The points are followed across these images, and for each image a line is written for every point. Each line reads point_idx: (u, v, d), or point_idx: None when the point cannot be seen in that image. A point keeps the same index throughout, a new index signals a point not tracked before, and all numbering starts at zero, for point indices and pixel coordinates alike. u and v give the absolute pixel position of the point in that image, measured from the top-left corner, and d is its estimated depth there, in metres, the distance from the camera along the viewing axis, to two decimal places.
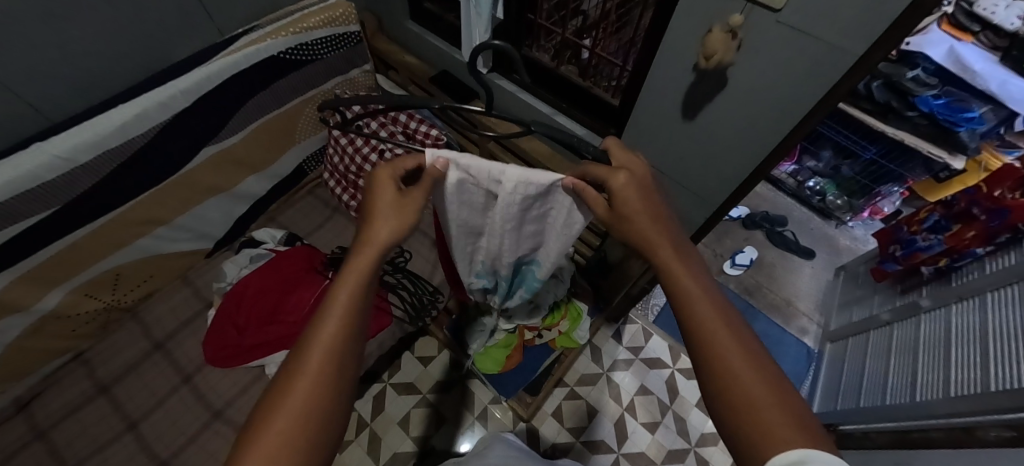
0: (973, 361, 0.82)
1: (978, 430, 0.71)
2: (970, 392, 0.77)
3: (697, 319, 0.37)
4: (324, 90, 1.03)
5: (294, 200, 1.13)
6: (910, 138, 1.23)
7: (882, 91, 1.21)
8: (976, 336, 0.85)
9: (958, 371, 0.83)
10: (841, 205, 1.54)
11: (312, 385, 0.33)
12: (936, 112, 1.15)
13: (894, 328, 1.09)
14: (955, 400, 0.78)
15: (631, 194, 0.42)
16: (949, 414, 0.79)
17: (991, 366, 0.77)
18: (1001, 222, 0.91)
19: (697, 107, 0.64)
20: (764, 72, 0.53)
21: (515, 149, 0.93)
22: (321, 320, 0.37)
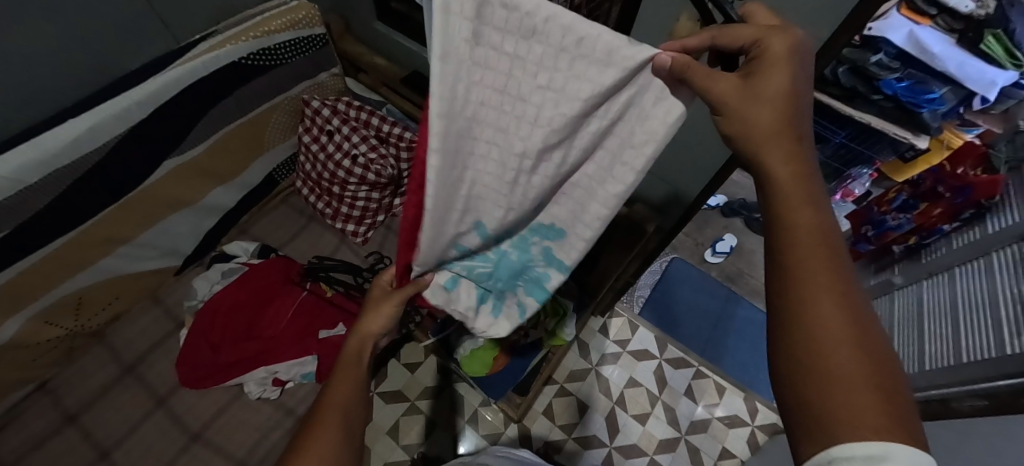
0: (945, 334, 0.86)
1: (951, 401, 0.74)
2: (946, 365, 0.81)
3: (803, 257, 0.30)
4: (292, 96, 0.99)
5: (267, 210, 1.09)
6: (877, 122, 1.25)
7: (848, 76, 1.24)
8: (947, 309, 0.89)
9: (932, 344, 0.88)
10: None
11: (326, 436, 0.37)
12: (900, 95, 1.19)
13: (869, 305, 1.14)
14: (931, 374, 0.83)
15: (779, 71, 0.29)
16: (925, 386, 0.83)
17: (963, 339, 0.81)
18: (965, 199, 0.93)
19: None
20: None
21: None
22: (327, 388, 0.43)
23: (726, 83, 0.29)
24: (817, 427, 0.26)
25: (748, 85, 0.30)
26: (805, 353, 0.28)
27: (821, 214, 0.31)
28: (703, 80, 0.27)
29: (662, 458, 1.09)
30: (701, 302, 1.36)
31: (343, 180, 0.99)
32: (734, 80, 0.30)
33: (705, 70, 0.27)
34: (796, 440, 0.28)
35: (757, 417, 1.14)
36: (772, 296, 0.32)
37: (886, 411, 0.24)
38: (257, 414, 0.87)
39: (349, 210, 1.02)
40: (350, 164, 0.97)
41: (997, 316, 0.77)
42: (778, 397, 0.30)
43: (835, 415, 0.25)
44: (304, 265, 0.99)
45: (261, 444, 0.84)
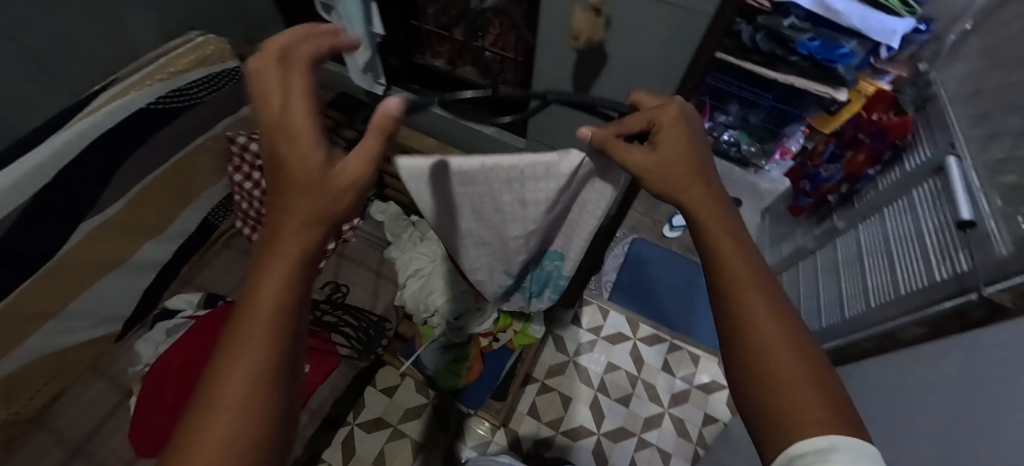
0: (884, 270, 0.92)
1: (899, 334, 0.79)
2: (889, 300, 0.87)
3: (733, 276, 0.33)
4: (214, 135, 0.95)
5: (209, 256, 1.04)
6: (799, 81, 1.34)
7: (766, 42, 1.31)
8: (881, 247, 0.95)
9: (874, 282, 0.93)
10: (756, 152, 1.65)
11: (248, 377, 0.25)
12: (815, 53, 1.26)
13: (816, 255, 1.19)
14: (881, 309, 0.88)
15: (677, 133, 0.35)
16: (876, 323, 0.88)
17: (901, 274, 0.87)
18: (882, 142, 1.00)
19: (585, 88, 0.63)
20: (635, 44, 0.53)
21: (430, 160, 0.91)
22: (250, 290, 0.27)
23: (643, 153, 0.36)
24: (773, 431, 0.28)
25: (657, 152, 0.36)
26: (752, 361, 0.30)
27: (737, 238, 0.35)
28: (617, 153, 0.36)
29: (649, 436, 1.11)
30: (665, 276, 1.39)
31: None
32: (643, 151, 0.36)
33: (618, 143, 0.36)
34: (758, 443, 0.29)
35: None
36: (714, 309, 0.35)
37: (829, 408, 0.27)
38: None
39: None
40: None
41: (926, 246, 0.83)
42: (739, 407, 0.32)
43: (788, 418, 0.26)
44: None
45: None
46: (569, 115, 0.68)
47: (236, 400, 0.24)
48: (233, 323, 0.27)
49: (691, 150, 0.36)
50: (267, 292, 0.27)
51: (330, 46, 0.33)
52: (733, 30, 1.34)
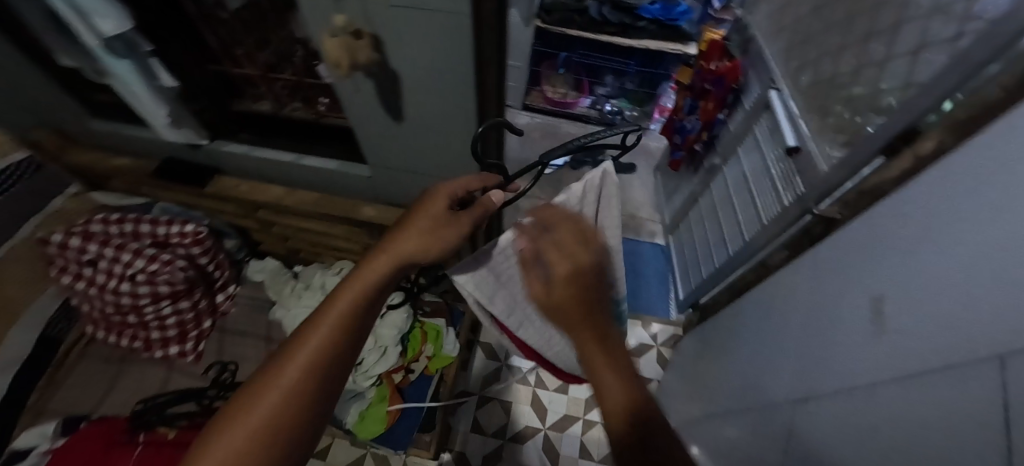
0: (749, 203, 0.99)
1: (769, 260, 0.86)
2: (755, 229, 0.94)
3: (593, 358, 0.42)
4: (20, 240, 0.83)
5: (64, 374, 0.91)
6: (652, 43, 1.40)
7: (613, 13, 1.37)
8: (743, 183, 1.03)
9: (744, 216, 1.01)
10: (638, 115, 1.75)
11: (288, 389, 0.41)
12: (658, 17, 1.35)
13: (699, 203, 1.26)
14: (750, 241, 0.94)
15: (575, 245, 0.43)
16: (752, 254, 0.94)
17: (760, 203, 0.94)
18: (721, 88, 1.05)
19: (399, 106, 0.60)
20: (416, 56, 0.51)
21: (284, 210, 0.83)
22: (311, 325, 0.44)
23: (557, 255, 0.43)
24: None
25: (565, 256, 0.43)
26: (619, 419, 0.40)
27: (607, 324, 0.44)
28: (549, 256, 0.43)
29: (593, 415, 1.13)
30: None
31: (139, 305, 0.87)
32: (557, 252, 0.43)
33: (547, 244, 0.44)
34: None
35: (658, 336, 1.23)
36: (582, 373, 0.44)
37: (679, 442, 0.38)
38: None
39: (161, 330, 0.90)
40: (128, 287, 0.84)
41: (772, 177, 0.90)
42: None
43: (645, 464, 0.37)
44: (131, 415, 0.83)
45: None
46: (396, 136, 0.65)
47: (265, 413, 0.39)
48: (289, 349, 0.43)
49: (592, 275, 0.43)
50: (319, 336, 0.43)
51: (461, 190, 0.49)
52: (582, 7, 1.38)
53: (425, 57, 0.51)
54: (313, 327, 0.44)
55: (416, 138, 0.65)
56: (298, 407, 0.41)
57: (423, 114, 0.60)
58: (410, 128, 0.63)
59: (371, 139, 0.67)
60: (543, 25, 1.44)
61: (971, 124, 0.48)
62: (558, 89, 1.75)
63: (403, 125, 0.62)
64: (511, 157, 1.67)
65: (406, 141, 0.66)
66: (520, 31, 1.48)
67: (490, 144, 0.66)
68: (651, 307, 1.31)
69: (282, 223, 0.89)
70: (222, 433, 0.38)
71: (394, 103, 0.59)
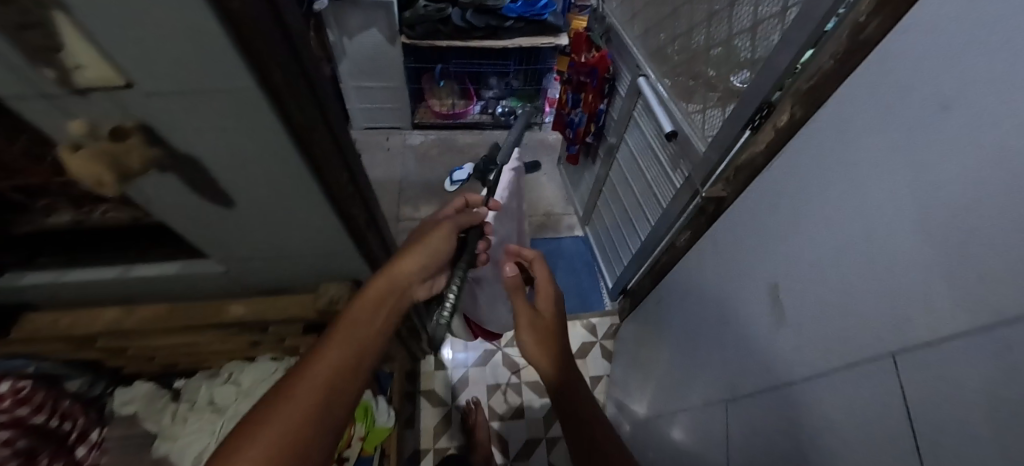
0: (647, 187, 1.00)
1: (675, 242, 0.87)
2: (659, 212, 0.93)
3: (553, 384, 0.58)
4: None
5: None
6: (524, 41, 1.38)
7: (477, 18, 1.31)
8: (637, 167, 1.03)
9: (645, 199, 1.01)
10: (531, 112, 1.73)
11: (325, 382, 0.40)
12: (522, 14, 1.33)
13: (603, 194, 1.27)
14: (656, 224, 0.94)
15: (544, 299, 0.63)
16: (660, 237, 0.93)
17: (656, 187, 0.95)
18: (596, 78, 1.04)
19: (222, 202, 0.45)
20: (211, 139, 0.35)
21: (124, 331, 0.66)
22: (338, 322, 0.45)
23: (525, 304, 0.62)
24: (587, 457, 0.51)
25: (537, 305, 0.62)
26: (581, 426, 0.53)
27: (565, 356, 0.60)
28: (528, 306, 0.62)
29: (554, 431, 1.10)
30: None
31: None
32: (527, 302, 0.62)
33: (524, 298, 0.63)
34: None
35: (598, 330, 1.23)
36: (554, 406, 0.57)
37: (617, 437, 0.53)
38: None
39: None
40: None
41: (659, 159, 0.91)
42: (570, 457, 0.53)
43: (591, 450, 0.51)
44: None
45: None
46: (234, 233, 0.52)
47: (304, 409, 0.38)
48: (320, 344, 0.43)
49: (555, 326, 0.62)
50: (347, 327, 0.45)
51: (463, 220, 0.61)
52: (443, 16, 1.30)
53: (230, 142, 0.37)
54: (343, 320, 0.46)
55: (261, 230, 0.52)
56: (334, 407, 0.40)
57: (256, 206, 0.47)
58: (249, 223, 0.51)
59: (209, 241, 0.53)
60: (409, 41, 1.35)
61: (819, 100, 0.49)
62: (445, 101, 1.67)
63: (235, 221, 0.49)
64: (414, 181, 1.57)
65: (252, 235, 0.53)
66: (386, 49, 1.38)
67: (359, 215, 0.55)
68: (586, 301, 1.32)
69: (132, 342, 0.71)
70: (253, 434, 0.35)
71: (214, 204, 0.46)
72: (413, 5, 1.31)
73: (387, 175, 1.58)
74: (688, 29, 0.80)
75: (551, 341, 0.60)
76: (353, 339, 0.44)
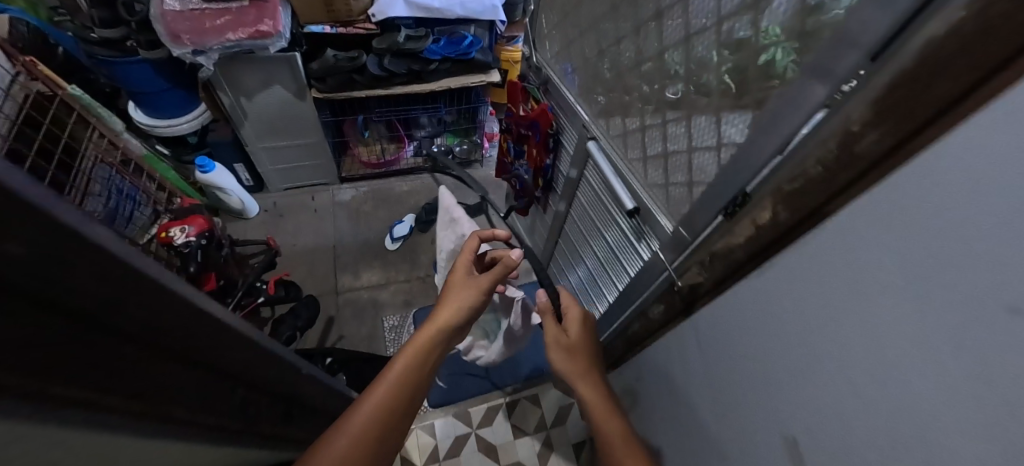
0: (608, 247, 0.93)
1: (648, 312, 0.80)
2: (626, 278, 0.87)
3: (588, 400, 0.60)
4: None
5: None
6: (453, 81, 1.27)
7: (396, 63, 1.17)
8: (593, 225, 0.96)
9: (608, 260, 0.94)
10: (469, 149, 1.61)
11: (359, 429, 0.44)
12: (446, 55, 1.20)
13: (559, 244, 1.19)
14: (625, 292, 0.87)
15: (576, 318, 0.67)
16: (630, 305, 0.86)
17: (619, 250, 0.88)
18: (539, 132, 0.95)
19: None
20: None
21: None
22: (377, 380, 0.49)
23: (557, 327, 0.67)
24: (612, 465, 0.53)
25: (577, 325, 0.67)
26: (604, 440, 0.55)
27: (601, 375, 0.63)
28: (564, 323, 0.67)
29: None
30: None
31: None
32: (568, 321, 0.67)
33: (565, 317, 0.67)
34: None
35: None
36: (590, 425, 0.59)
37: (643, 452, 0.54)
38: None
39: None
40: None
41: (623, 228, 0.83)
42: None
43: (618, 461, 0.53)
44: None
45: None
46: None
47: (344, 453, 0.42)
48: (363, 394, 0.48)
49: (586, 345, 0.65)
50: (381, 387, 0.48)
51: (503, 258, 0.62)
52: (358, 65, 1.14)
53: None
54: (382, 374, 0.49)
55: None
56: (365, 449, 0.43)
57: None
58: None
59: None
60: (320, 94, 1.17)
61: (809, 204, 0.42)
62: (373, 148, 1.50)
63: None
64: (349, 244, 1.39)
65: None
66: (296, 106, 1.20)
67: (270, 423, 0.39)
68: None
69: None
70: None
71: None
72: (322, 54, 1.13)
73: (317, 241, 1.38)
74: (637, 91, 0.74)
75: (580, 355, 0.64)
76: (389, 397, 0.47)
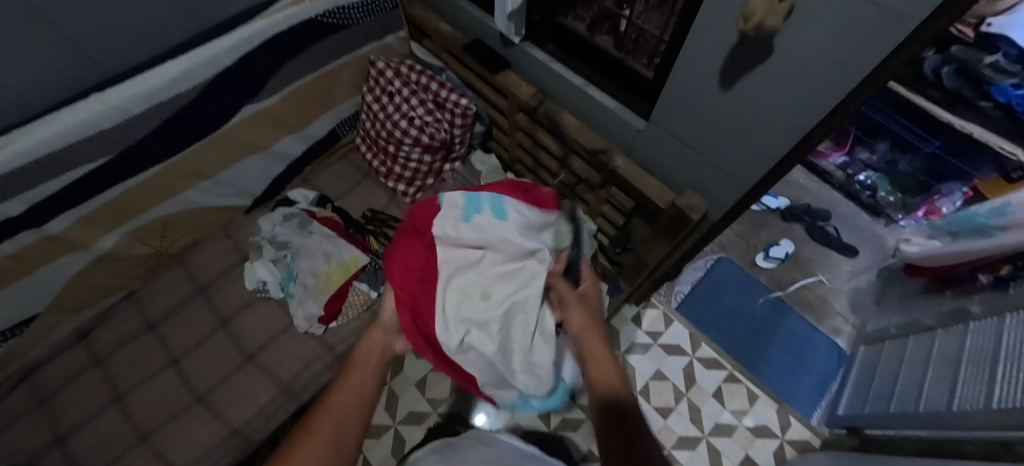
0: (946, 379, 0.86)
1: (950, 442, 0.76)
2: (939, 409, 0.81)
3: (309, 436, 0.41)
4: (360, 56, 1.02)
5: (328, 163, 1.13)
6: (980, 131, 1.07)
7: (952, 77, 1.07)
8: (953, 356, 0.89)
9: (964, 386, 0.80)
10: (893, 202, 1.42)
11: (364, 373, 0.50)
12: (1016, 104, 0.98)
13: (936, 334, 1.00)
14: (957, 414, 0.76)
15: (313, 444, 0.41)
16: (946, 426, 0.78)
17: (997, 382, 0.72)
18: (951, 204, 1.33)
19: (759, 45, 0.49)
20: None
21: (526, 106, 0.90)
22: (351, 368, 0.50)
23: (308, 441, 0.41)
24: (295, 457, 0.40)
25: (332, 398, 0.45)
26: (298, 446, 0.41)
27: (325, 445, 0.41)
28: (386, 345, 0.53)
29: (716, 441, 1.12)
30: (744, 304, 1.34)
31: (400, 156, 1.03)
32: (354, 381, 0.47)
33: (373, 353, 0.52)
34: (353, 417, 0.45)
35: (787, 431, 1.14)
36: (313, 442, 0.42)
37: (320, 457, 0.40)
38: (305, 346, 0.90)
39: (385, 179, 1.08)
40: (434, 118, 0.97)
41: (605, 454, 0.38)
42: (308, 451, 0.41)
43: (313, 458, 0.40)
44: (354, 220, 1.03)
45: (304, 372, 0.88)
46: (731, 100, 0.59)
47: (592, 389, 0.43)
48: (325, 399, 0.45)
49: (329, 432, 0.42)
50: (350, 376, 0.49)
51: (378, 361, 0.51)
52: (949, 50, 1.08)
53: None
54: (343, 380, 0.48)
55: (783, 81, 0.50)
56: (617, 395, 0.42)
57: (818, 50, 0.45)
58: (762, 77, 0.52)
59: (699, 89, 0.62)
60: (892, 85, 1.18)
61: None
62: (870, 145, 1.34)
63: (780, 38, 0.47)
64: None
65: (749, 92, 0.56)
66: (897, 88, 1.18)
67: (852, 104, 0.47)
68: (795, 400, 1.19)
69: (511, 113, 0.96)
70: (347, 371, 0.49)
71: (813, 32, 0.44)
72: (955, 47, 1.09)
73: None
74: None
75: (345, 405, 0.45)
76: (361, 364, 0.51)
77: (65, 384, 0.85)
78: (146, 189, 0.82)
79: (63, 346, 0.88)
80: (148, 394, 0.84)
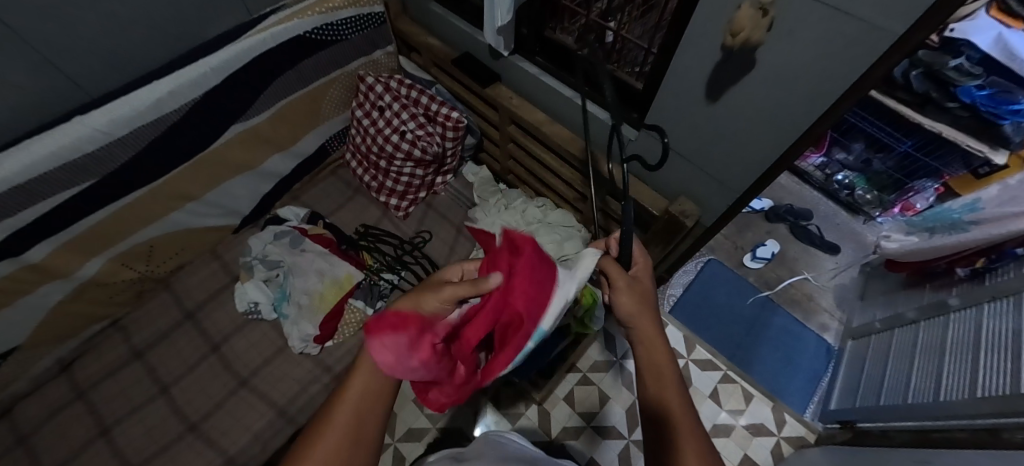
0: (930, 371, 0.89)
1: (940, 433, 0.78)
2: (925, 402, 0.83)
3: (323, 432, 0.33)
4: (348, 72, 1.01)
5: (317, 180, 1.12)
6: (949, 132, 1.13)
7: (921, 81, 1.11)
8: (937, 347, 0.92)
9: (949, 376, 0.83)
10: (871, 200, 1.48)
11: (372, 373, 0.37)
12: (978, 104, 1.05)
13: (919, 326, 1.03)
14: (944, 404, 0.78)
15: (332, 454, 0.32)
16: (936, 416, 0.80)
17: (981, 372, 0.75)
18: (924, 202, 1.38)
19: (745, 58, 0.51)
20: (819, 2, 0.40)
21: (517, 118, 0.91)
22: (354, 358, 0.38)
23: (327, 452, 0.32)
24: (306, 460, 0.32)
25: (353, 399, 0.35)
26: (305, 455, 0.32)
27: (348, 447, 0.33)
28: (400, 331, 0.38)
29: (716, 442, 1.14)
30: (734, 304, 1.36)
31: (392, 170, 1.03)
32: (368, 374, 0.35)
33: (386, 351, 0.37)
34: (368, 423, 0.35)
35: (782, 427, 1.16)
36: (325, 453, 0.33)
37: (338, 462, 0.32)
38: (300, 367, 0.89)
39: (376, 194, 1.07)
40: (425, 131, 0.97)
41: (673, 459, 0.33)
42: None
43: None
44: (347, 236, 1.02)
45: (301, 394, 0.87)
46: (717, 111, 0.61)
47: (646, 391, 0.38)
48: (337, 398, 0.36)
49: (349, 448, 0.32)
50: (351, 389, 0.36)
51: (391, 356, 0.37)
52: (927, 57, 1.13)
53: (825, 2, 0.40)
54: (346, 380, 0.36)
55: (769, 92, 0.52)
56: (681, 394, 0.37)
57: (800, 62, 0.47)
58: (749, 89, 0.54)
59: (688, 100, 0.64)
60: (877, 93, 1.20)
61: None
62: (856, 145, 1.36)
63: (764, 52, 0.48)
64: None
65: (736, 103, 0.58)
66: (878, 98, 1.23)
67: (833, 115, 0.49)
68: (788, 397, 1.21)
69: (502, 126, 0.97)
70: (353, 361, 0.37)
71: (797, 46, 0.46)
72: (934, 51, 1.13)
73: None
74: None
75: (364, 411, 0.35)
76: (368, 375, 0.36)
77: (47, 419, 0.81)
78: (130, 212, 0.80)
79: (44, 379, 0.85)
80: (137, 425, 0.81)
